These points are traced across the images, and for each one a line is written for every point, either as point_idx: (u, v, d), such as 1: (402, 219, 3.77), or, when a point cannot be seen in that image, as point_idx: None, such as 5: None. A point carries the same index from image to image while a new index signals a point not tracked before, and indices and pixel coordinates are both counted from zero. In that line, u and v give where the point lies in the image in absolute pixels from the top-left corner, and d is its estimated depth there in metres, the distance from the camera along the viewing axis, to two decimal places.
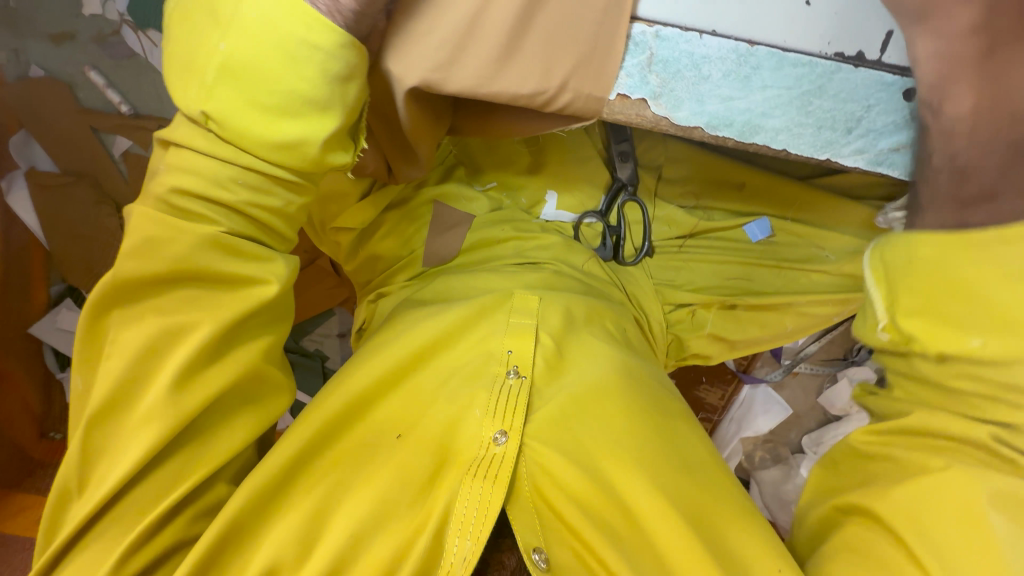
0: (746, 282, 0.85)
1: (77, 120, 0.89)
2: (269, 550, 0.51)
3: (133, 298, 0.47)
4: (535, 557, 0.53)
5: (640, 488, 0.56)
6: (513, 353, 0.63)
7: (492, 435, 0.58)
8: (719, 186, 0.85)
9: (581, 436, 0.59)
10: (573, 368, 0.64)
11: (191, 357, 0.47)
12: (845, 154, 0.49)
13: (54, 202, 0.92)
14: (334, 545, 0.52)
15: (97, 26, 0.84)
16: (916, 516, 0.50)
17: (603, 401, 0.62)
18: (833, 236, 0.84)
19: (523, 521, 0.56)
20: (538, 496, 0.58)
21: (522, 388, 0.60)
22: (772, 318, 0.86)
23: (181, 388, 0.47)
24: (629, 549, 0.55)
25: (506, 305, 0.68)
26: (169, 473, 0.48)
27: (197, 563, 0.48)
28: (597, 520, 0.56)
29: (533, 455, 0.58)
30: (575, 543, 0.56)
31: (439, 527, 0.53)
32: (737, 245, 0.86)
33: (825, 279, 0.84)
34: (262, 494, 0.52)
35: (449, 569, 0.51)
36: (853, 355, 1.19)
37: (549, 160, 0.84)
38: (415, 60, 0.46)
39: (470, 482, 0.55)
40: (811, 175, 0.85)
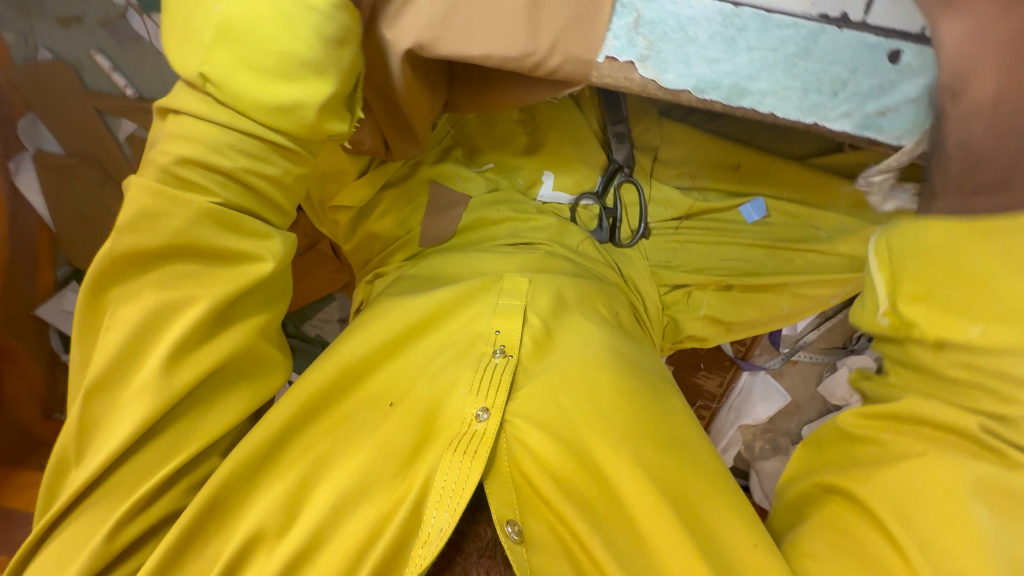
0: (742, 263, 0.86)
1: (82, 102, 0.91)
2: (251, 521, 0.51)
3: (125, 270, 0.48)
4: (507, 529, 0.55)
5: (623, 466, 0.57)
6: (500, 333, 0.64)
7: (474, 412, 0.58)
8: (716, 167, 0.85)
9: (565, 410, 0.60)
10: (563, 347, 0.65)
11: (188, 329, 0.48)
12: (834, 119, 0.47)
13: (60, 184, 0.95)
14: (318, 514, 0.52)
15: (103, 10, 0.86)
16: (899, 501, 0.51)
17: (590, 378, 0.62)
18: (829, 216, 0.84)
19: (500, 494, 0.57)
20: (517, 472, 0.58)
21: (507, 367, 0.61)
22: (769, 299, 0.86)
23: (176, 362, 0.48)
24: (606, 529, 0.56)
25: (496, 286, 0.69)
26: (167, 439, 0.49)
27: (183, 530, 0.49)
28: (577, 500, 0.57)
29: (516, 433, 0.59)
30: (551, 516, 0.57)
31: (419, 499, 0.54)
32: (733, 226, 0.86)
33: (821, 259, 0.84)
34: (245, 466, 0.52)
35: (426, 539, 0.52)
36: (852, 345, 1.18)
37: (547, 140, 0.84)
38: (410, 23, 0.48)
39: (450, 457, 0.55)
40: (809, 153, 0.85)
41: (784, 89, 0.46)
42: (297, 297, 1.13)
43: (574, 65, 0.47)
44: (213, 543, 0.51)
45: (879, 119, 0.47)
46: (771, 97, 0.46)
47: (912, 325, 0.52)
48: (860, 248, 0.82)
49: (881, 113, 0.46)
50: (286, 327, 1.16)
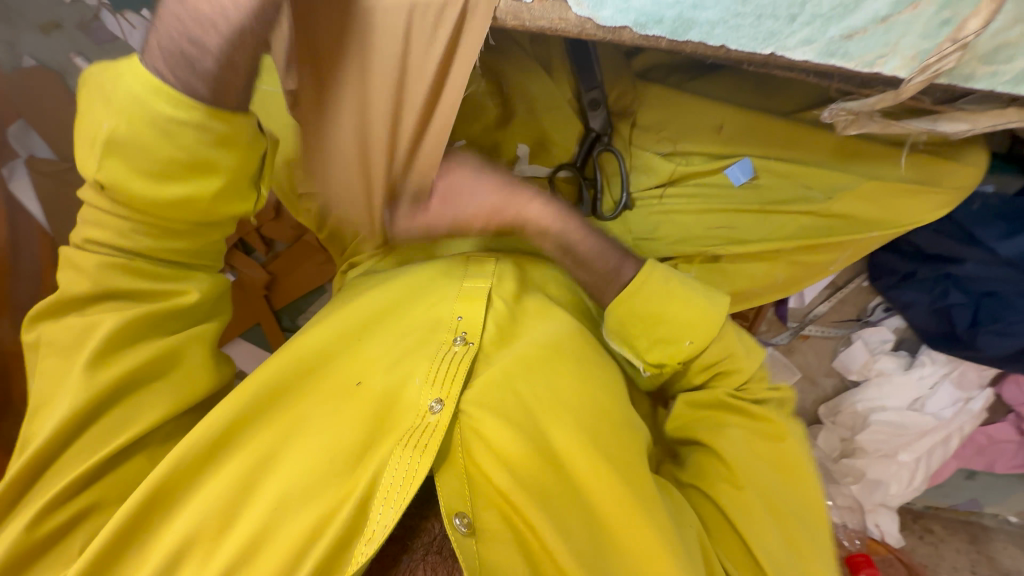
0: (731, 230, 0.82)
1: (70, 107, 0.94)
2: (188, 521, 0.51)
3: (69, 316, 0.57)
4: (456, 522, 0.54)
5: (578, 453, 0.57)
6: (463, 318, 0.62)
7: (429, 404, 0.57)
8: (697, 131, 0.80)
9: (523, 397, 0.59)
10: (527, 332, 0.64)
11: (102, 345, 0.55)
12: (792, 49, 0.43)
13: (57, 189, 0.99)
14: (264, 511, 0.52)
15: (78, 13, 0.88)
16: (747, 502, 0.60)
17: (551, 364, 0.61)
18: (822, 174, 0.77)
19: (450, 486, 0.56)
20: (471, 464, 0.57)
21: (467, 354, 0.59)
22: (762, 268, 0.85)
23: (100, 363, 0.55)
24: (558, 515, 0.55)
25: (459, 271, 0.67)
26: (107, 425, 0.55)
27: (111, 536, 0.49)
28: (525, 486, 0.55)
29: (470, 424, 0.57)
30: (502, 505, 0.56)
31: (365, 497, 0.53)
32: (723, 191, 0.81)
33: (817, 222, 0.80)
34: (193, 458, 0.54)
35: (370, 536, 0.51)
36: (867, 316, 1.10)
37: (517, 112, 0.81)
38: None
39: (399, 452, 0.54)
40: (798, 108, 0.79)
41: (733, 16, 0.43)
42: (288, 291, 1.14)
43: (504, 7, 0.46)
44: (149, 540, 0.51)
45: (843, 43, 0.42)
46: (721, 26, 0.43)
47: (660, 362, 0.67)
48: (857, 206, 0.77)
49: (846, 37, 0.42)
50: (282, 321, 1.19)
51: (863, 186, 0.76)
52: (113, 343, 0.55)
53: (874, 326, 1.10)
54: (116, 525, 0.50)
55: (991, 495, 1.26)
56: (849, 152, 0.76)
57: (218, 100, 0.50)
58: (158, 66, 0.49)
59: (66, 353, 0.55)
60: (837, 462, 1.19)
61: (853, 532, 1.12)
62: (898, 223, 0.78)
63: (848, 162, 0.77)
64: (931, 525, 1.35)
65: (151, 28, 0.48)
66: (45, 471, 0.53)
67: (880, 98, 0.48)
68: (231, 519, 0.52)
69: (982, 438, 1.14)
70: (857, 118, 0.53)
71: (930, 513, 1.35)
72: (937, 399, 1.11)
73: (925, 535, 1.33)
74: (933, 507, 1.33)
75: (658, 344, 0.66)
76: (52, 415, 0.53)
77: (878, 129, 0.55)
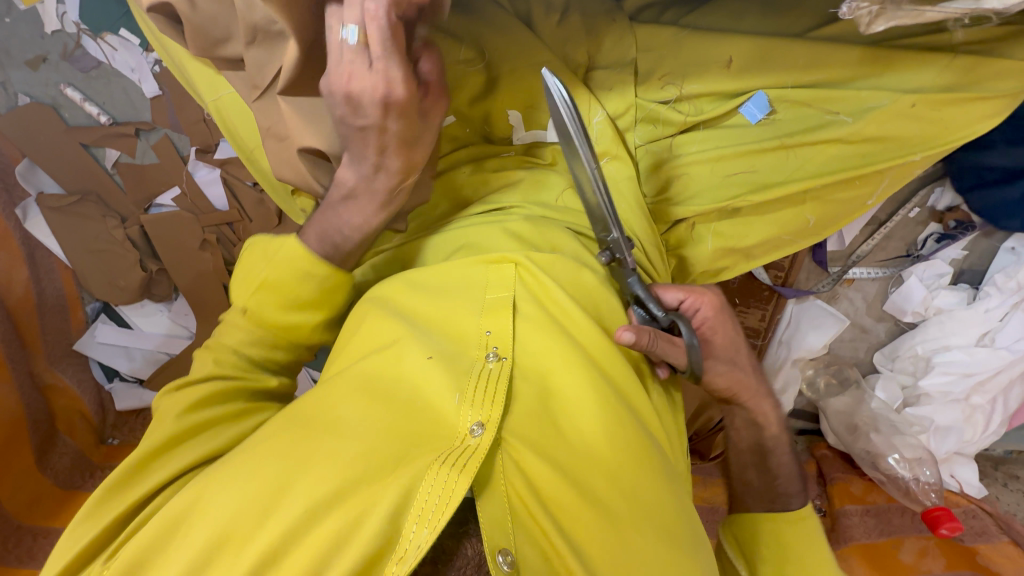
0: (751, 175, 0.75)
1: (66, 138, 0.97)
2: (212, 529, 0.50)
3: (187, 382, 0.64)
4: (499, 560, 0.48)
5: (616, 495, 0.54)
6: (491, 334, 0.59)
7: (469, 426, 0.53)
8: (703, 68, 0.73)
9: (564, 431, 0.56)
10: (549, 333, 0.60)
11: (200, 395, 0.62)
12: None
13: (70, 223, 1.00)
14: (294, 515, 0.49)
15: (61, 43, 0.92)
16: None
17: (580, 379, 0.57)
18: (848, 93, 0.68)
19: (494, 515, 0.50)
20: (517, 500, 0.52)
21: (502, 372, 0.56)
22: (793, 213, 0.77)
23: (188, 414, 0.61)
24: (585, 553, 0.51)
25: (479, 279, 0.64)
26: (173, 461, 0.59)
27: (160, 524, 0.52)
28: (566, 530, 0.52)
29: (512, 454, 0.53)
30: (544, 537, 0.51)
31: (399, 506, 0.49)
32: (735, 134, 0.75)
33: (843, 150, 0.72)
34: (238, 465, 0.54)
35: (402, 555, 0.47)
36: (917, 250, 1.00)
37: (502, 76, 0.73)
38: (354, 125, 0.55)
39: (436, 469, 0.50)
40: (811, 26, 0.70)
41: None
42: None
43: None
44: (180, 543, 0.51)
45: None
46: None
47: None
48: (898, 127, 0.68)
49: None
50: None
51: (898, 104, 0.67)
52: (204, 404, 0.62)
53: (927, 260, 1.00)
54: (160, 524, 0.52)
55: None
56: (876, 65, 0.68)
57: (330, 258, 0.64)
58: (308, 239, 0.64)
59: (167, 408, 0.62)
60: (900, 413, 1.08)
61: (927, 487, 1.05)
62: (944, 138, 0.69)
63: (881, 73, 0.68)
64: (1016, 471, 1.22)
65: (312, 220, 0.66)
66: (110, 493, 0.56)
67: None
68: (262, 523, 0.50)
69: None
70: (883, 9, 0.46)
71: (1013, 458, 1.23)
72: (1009, 332, 1.01)
73: (1010, 482, 1.20)
74: (1015, 450, 1.21)
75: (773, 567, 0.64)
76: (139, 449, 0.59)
77: (909, 19, 0.47)
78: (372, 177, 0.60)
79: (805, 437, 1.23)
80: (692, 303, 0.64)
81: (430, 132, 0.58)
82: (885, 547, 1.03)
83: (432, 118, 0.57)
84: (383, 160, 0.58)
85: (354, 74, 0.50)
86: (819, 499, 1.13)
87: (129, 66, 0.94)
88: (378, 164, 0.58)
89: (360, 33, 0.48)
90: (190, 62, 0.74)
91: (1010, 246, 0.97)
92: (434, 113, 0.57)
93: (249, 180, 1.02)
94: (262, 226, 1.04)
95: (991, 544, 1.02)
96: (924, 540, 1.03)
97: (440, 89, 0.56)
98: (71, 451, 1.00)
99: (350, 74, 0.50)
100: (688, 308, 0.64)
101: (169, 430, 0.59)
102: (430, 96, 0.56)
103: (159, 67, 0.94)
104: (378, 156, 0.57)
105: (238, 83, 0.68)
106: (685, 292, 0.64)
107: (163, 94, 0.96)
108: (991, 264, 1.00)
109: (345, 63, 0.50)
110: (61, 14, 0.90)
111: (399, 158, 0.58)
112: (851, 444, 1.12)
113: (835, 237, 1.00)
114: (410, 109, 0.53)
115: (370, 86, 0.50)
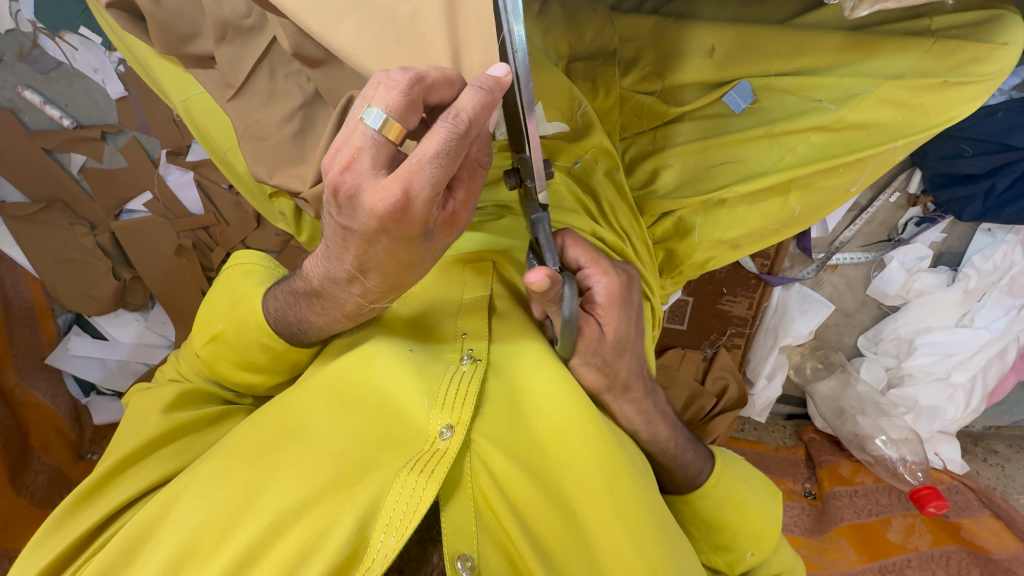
0: (738, 165, 0.75)
1: (27, 143, 0.92)
2: (177, 541, 0.49)
3: (159, 389, 0.65)
4: (459, 565, 0.48)
5: (587, 497, 0.52)
6: (467, 336, 0.58)
7: (439, 429, 0.52)
8: (684, 57, 0.72)
9: (533, 429, 0.55)
10: (524, 334, 0.59)
11: (178, 396, 0.62)
12: None
13: (36, 232, 0.96)
14: (260, 523, 0.48)
15: (17, 42, 0.87)
16: None
17: (553, 377, 0.56)
18: (831, 80, 0.69)
19: (459, 523, 0.50)
20: (484, 501, 0.51)
21: (475, 373, 0.54)
22: (778, 203, 0.77)
23: (169, 413, 0.61)
24: (557, 565, 0.50)
25: (457, 278, 0.63)
26: (150, 465, 0.58)
27: (135, 527, 0.51)
28: (531, 533, 0.51)
29: (479, 456, 0.52)
30: (508, 543, 0.50)
31: (366, 516, 0.48)
32: (720, 122, 0.74)
33: (828, 138, 0.72)
34: (202, 471, 0.53)
35: (370, 565, 0.46)
36: (899, 234, 1.01)
37: None
38: (346, 234, 0.43)
39: (404, 476, 0.49)
40: (793, 14, 0.70)
41: None
42: None
43: (474, 97, 0.39)
44: (145, 557, 0.50)
45: None
46: None
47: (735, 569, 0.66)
48: (878, 113, 0.68)
49: None
50: None
51: (880, 91, 0.67)
52: (181, 404, 0.62)
53: (908, 244, 1.01)
54: (134, 527, 0.51)
55: None
56: (856, 48, 0.68)
57: (297, 338, 0.59)
58: (272, 306, 0.58)
59: (143, 411, 0.62)
60: (886, 395, 1.11)
61: (914, 466, 1.07)
62: (925, 124, 0.68)
63: (864, 60, 0.68)
64: (993, 446, 1.25)
65: (277, 299, 0.58)
66: (84, 496, 0.56)
67: None
68: (228, 534, 0.49)
69: None
70: None
71: (991, 433, 1.27)
72: (986, 312, 1.05)
73: (989, 457, 1.23)
74: (993, 426, 1.25)
75: (719, 550, 0.66)
76: (113, 452, 0.58)
77: (892, 4, 0.47)
78: (344, 284, 0.49)
79: (793, 421, 1.26)
80: (590, 278, 0.55)
81: (432, 257, 0.47)
82: (874, 526, 1.05)
83: (437, 248, 0.47)
84: (362, 275, 0.47)
85: (358, 167, 0.39)
86: (808, 482, 1.15)
87: (92, 66, 0.90)
88: (354, 275, 0.47)
89: (392, 126, 0.39)
90: (156, 61, 0.71)
91: (987, 228, 0.99)
92: (443, 239, 0.46)
93: (224, 183, 0.99)
94: (240, 228, 1.01)
95: (973, 519, 1.05)
96: (909, 518, 1.05)
97: (463, 198, 0.45)
98: (48, 469, 0.96)
99: (353, 162, 0.39)
100: (585, 279, 0.56)
101: (147, 431, 0.59)
102: (446, 219, 0.45)
103: (124, 67, 0.90)
104: (356, 268, 0.46)
105: (208, 84, 0.66)
106: (590, 262, 0.56)
107: (129, 95, 0.92)
108: (968, 246, 1.02)
109: (352, 147, 0.39)
110: (16, 12, 0.85)
111: (382, 279, 0.47)
112: (838, 427, 1.14)
113: (819, 224, 1.00)
114: (414, 236, 0.42)
115: (371, 195, 0.39)
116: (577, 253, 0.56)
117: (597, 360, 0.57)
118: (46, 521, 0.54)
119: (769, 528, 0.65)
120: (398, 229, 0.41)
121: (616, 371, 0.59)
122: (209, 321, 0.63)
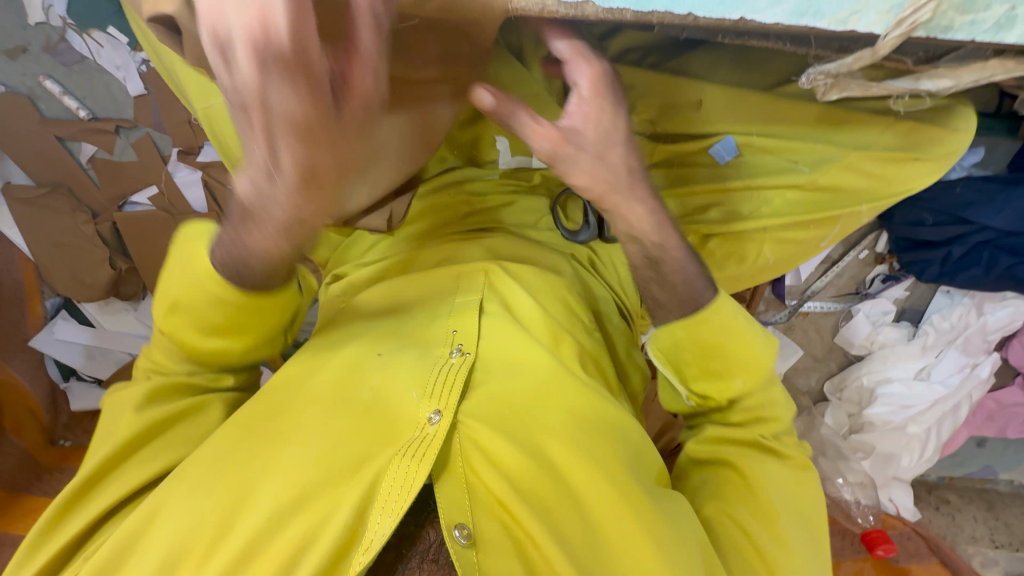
0: (718, 207, 0.82)
1: (40, 130, 0.95)
2: (173, 535, 0.51)
3: (132, 386, 0.64)
4: (455, 533, 0.51)
5: (582, 473, 0.56)
6: (457, 332, 0.62)
7: (428, 416, 0.55)
8: (676, 110, 0.79)
9: (515, 402, 0.58)
10: (512, 335, 0.62)
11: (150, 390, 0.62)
12: (762, 9, 0.40)
13: (35, 215, 0.97)
14: (258, 516, 0.50)
15: (43, 34, 0.89)
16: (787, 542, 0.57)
17: (546, 375, 0.60)
18: (806, 146, 0.76)
19: (453, 495, 0.53)
20: (473, 476, 0.55)
21: (463, 365, 0.58)
22: (751, 248, 0.84)
23: (141, 411, 0.60)
24: (555, 522, 0.53)
25: (450, 287, 0.66)
26: (126, 475, 0.58)
27: (119, 537, 0.52)
28: (538, 507, 0.53)
29: (467, 435, 0.55)
30: (507, 518, 0.53)
31: (363, 501, 0.51)
32: (703, 170, 0.81)
33: (799, 196, 0.79)
34: (194, 469, 0.55)
35: (367, 545, 0.49)
36: (866, 288, 1.07)
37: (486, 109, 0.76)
38: (235, 88, 0.38)
39: (397, 462, 0.52)
40: (777, 83, 0.74)
41: None
42: None
43: None
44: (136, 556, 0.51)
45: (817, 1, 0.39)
46: None
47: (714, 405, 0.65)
48: (845, 177, 0.75)
49: None
50: None
51: (844, 159, 0.74)
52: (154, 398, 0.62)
53: (874, 298, 1.07)
54: (123, 532, 0.52)
55: (1000, 460, 1.26)
56: (831, 122, 0.74)
57: (233, 282, 0.55)
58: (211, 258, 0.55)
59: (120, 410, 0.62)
60: (846, 439, 1.17)
61: (866, 509, 1.15)
62: (887, 194, 0.75)
63: (837, 131, 0.74)
64: (946, 496, 1.31)
65: (217, 241, 0.54)
66: (70, 506, 0.57)
67: (857, 58, 0.45)
68: (226, 530, 0.51)
69: (991, 404, 1.15)
70: (837, 81, 0.50)
71: (945, 483, 1.32)
72: (944, 367, 1.10)
73: (940, 506, 1.30)
74: (947, 477, 1.30)
75: (708, 376, 0.64)
76: (92, 457, 0.59)
77: (859, 92, 0.52)
78: (267, 186, 0.44)
79: None
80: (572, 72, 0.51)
81: (354, 141, 0.43)
82: None
83: (353, 127, 0.42)
84: (276, 160, 0.42)
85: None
86: None
87: (115, 64, 0.92)
88: (271, 167, 0.42)
89: None
90: (183, 69, 0.75)
91: (945, 290, 1.04)
92: (355, 119, 0.42)
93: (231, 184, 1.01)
94: None
95: (922, 564, 1.11)
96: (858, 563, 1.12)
97: (371, 80, 0.42)
98: (16, 451, 0.99)
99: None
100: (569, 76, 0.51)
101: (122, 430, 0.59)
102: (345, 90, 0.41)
103: (146, 67, 0.92)
104: (269, 153, 0.41)
105: None
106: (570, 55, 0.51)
107: (148, 93, 0.95)
108: (929, 305, 1.07)
109: None
110: (46, 6, 0.88)
111: (300, 169, 0.42)
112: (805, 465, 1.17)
113: (792, 273, 1.06)
114: (315, 86, 0.38)
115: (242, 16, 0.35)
116: (560, 52, 0.50)
117: (590, 164, 0.54)
118: (30, 536, 0.56)
119: (753, 353, 0.63)
120: (289, 64, 0.37)
121: (619, 181, 0.56)
122: (167, 301, 0.59)
